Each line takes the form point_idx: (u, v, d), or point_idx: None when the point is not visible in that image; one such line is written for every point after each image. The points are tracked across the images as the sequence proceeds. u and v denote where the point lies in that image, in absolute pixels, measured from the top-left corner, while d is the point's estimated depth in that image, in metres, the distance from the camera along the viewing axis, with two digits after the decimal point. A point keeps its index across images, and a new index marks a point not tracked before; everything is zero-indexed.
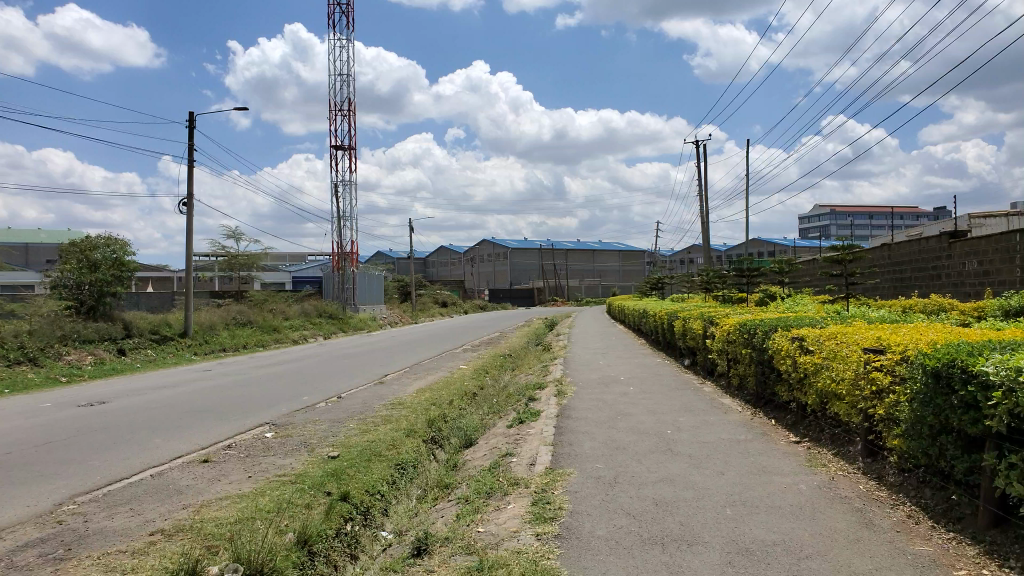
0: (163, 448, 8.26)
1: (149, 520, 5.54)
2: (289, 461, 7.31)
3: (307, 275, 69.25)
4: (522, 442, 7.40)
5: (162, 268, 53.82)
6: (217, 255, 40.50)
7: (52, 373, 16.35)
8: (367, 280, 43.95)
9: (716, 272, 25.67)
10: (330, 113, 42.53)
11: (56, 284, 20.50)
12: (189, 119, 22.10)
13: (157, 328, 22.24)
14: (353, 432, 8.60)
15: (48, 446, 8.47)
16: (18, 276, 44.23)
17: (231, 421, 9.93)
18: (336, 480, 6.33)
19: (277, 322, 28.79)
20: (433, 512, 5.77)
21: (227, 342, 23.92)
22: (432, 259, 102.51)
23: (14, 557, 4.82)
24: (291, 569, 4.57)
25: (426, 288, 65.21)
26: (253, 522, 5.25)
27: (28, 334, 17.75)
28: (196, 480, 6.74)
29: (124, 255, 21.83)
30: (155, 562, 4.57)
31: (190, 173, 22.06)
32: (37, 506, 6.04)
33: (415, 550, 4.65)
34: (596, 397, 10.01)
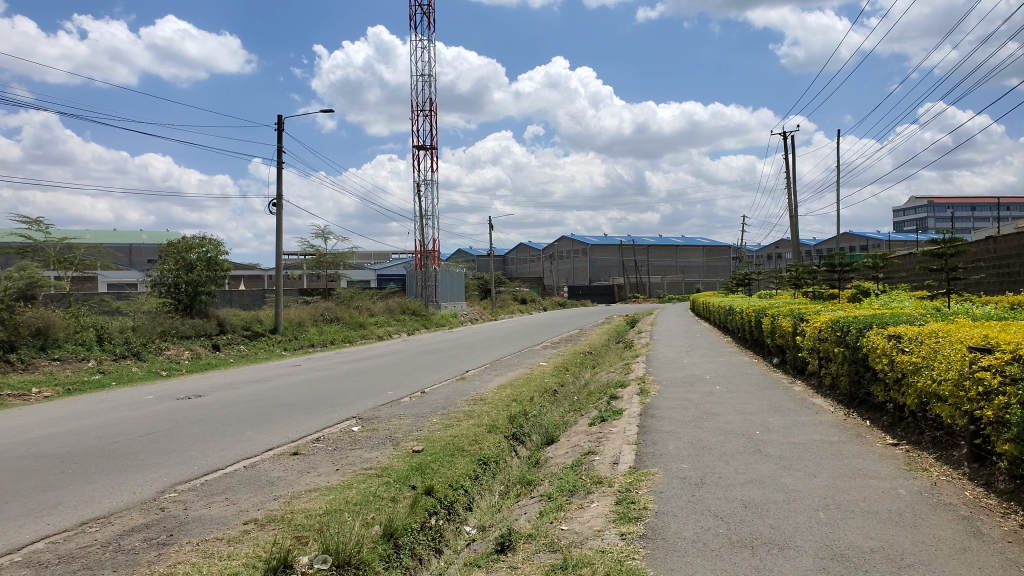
0: (255, 440, 8.56)
1: (243, 509, 5.75)
2: (375, 455, 7.46)
3: (391, 273, 70.70)
4: (605, 441, 7.33)
5: (254, 267, 56.01)
6: (306, 254, 41.80)
7: (154, 367, 17.21)
8: (449, 278, 44.54)
9: (805, 268, 24.81)
10: (413, 114, 43.20)
11: (156, 284, 21.75)
12: (279, 122, 22.86)
13: (249, 324, 23.16)
14: (437, 427, 8.70)
15: (150, 436, 8.90)
16: (123, 276, 46.89)
17: (319, 415, 10.18)
18: (420, 474, 6.42)
19: (362, 319, 29.52)
20: (516, 508, 5.78)
21: (316, 338, 24.67)
22: (512, 257, 102.96)
23: (122, 541, 5.08)
24: (378, 562, 4.65)
25: (506, 286, 65.54)
26: (341, 514, 5.37)
27: (132, 330, 18.77)
28: (286, 472, 6.96)
29: (219, 255, 22.79)
30: (249, 550, 4.73)
31: (281, 173, 22.81)
32: (141, 493, 6.36)
33: (499, 546, 4.66)
34: (681, 395, 9.84)
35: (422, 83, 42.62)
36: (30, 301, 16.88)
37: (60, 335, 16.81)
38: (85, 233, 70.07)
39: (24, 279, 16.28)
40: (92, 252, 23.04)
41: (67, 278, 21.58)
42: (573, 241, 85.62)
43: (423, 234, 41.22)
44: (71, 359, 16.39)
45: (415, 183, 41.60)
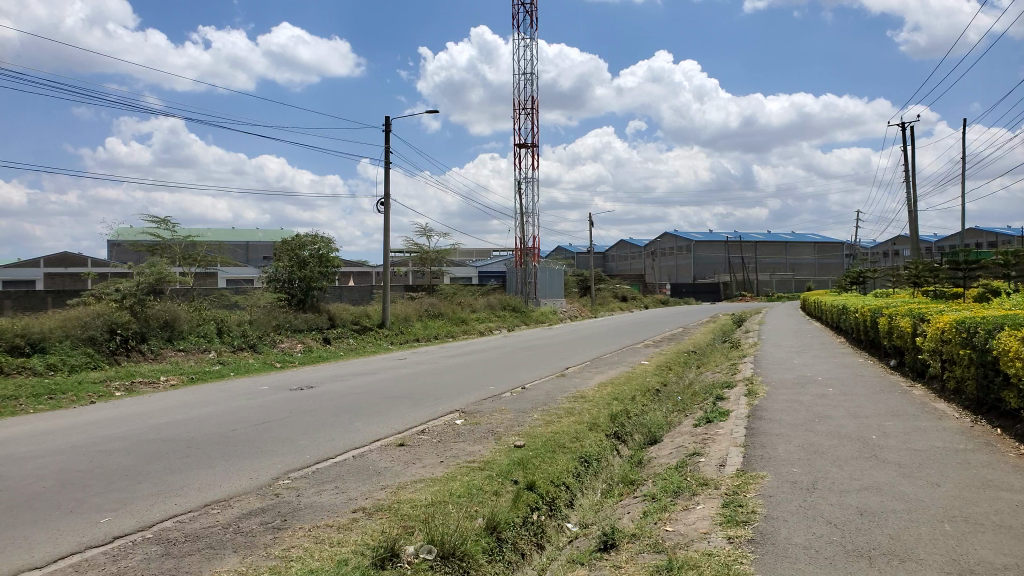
0: (364, 431, 8.86)
1: (352, 498, 5.96)
2: (478, 448, 7.58)
3: (492, 270, 71.60)
4: (711, 442, 7.15)
5: (362, 264, 57.92)
6: (410, 251, 42.89)
7: (269, 359, 18.07)
8: (549, 275, 44.70)
9: (926, 266, 23.48)
10: (515, 112, 43.51)
11: (272, 279, 22.82)
12: (386, 123, 23.56)
13: (358, 319, 23.97)
14: (538, 423, 8.74)
15: (266, 425, 9.36)
16: (240, 271, 49.41)
17: (422, 408, 10.42)
18: (522, 470, 6.46)
19: (465, 315, 30.02)
20: (619, 508, 5.72)
21: (420, 333, 25.29)
22: (613, 254, 102.07)
23: (241, 523, 5.37)
24: (481, 556, 4.71)
25: (607, 283, 65.09)
26: (445, 506, 5.48)
27: (250, 324, 19.80)
28: (393, 462, 7.17)
29: (330, 252, 23.65)
30: (358, 538, 4.90)
31: (388, 173, 23.45)
32: (258, 478, 6.70)
33: (602, 544, 4.63)
34: (791, 397, 9.50)
35: (525, 81, 42.90)
36: (160, 295, 17.96)
37: (185, 327, 17.91)
38: (208, 231, 74.40)
39: (154, 274, 17.18)
40: (214, 250, 24.41)
41: (191, 274, 22.97)
42: (676, 238, 84.19)
43: (524, 232, 41.51)
44: (194, 350, 17.44)
45: (517, 181, 41.91)
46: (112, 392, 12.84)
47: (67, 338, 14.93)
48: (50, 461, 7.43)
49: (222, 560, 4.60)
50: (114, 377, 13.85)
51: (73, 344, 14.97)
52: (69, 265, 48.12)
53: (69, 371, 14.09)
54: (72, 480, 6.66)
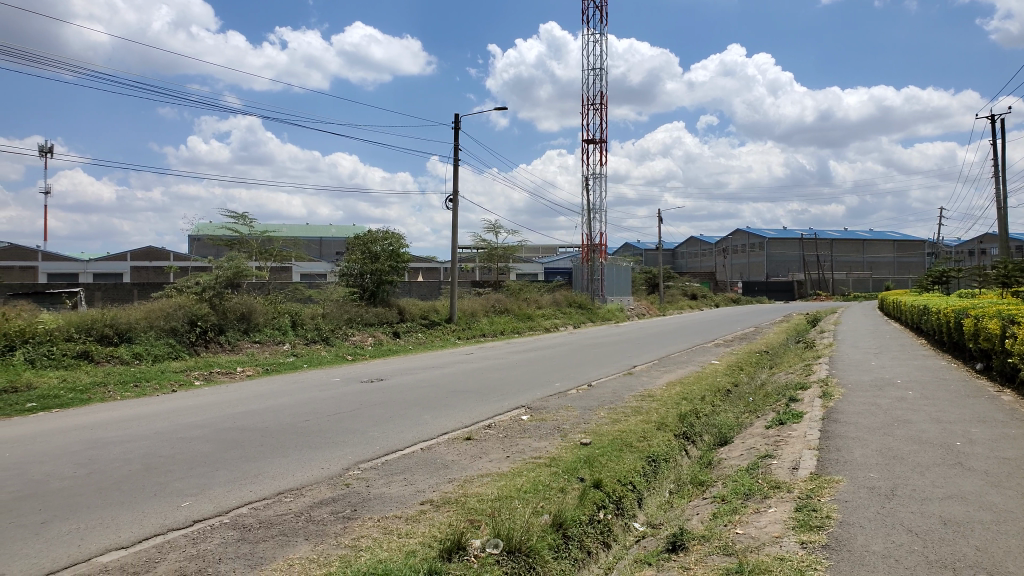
0: (431, 424, 8.97)
1: (420, 490, 6.04)
2: (544, 445, 7.58)
3: (559, 266, 71.58)
4: (784, 445, 6.96)
5: (430, 260, 58.72)
6: (478, 247, 43.25)
7: (341, 351, 18.49)
8: (617, 272, 44.37)
9: (1016, 265, 22.36)
10: (583, 107, 43.36)
11: (344, 273, 23.46)
12: (456, 120, 23.80)
13: (427, 313, 24.28)
14: (604, 421, 8.68)
15: (338, 416, 9.60)
16: (314, 266, 50.74)
17: (489, 403, 10.50)
18: (588, 467, 6.44)
19: (531, 311, 30.08)
20: (688, 508, 5.64)
21: (487, 328, 25.43)
22: (681, 251, 100.62)
23: (313, 512, 5.52)
24: (547, 552, 4.70)
25: (675, 280, 64.23)
26: (511, 501, 5.51)
27: (323, 317, 20.31)
28: (460, 456, 7.24)
29: (400, 247, 24.00)
30: (426, 530, 4.96)
31: (457, 169, 23.67)
32: (330, 468, 6.87)
33: (670, 545, 4.58)
34: (869, 400, 9.17)
35: (594, 77, 42.73)
36: (237, 289, 18.61)
37: (260, 320, 18.47)
38: (283, 227, 76.57)
39: (231, 268, 17.79)
40: (289, 245, 25.11)
41: (267, 267, 23.68)
42: (748, 235, 82.45)
43: (591, 228, 41.33)
44: (269, 342, 17.97)
45: (585, 177, 41.78)
46: (192, 381, 13.37)
47: (151, 329, 15.59)
48: (135, 446, 7.78)
49: (295, 548, 4.72)
50: (194, 368, 14.39)
51: (157, 334, 15.62)
52: (152, 258, 50.10)
53: (152, 361, 14.71)
54: (155, 465, 6.96)
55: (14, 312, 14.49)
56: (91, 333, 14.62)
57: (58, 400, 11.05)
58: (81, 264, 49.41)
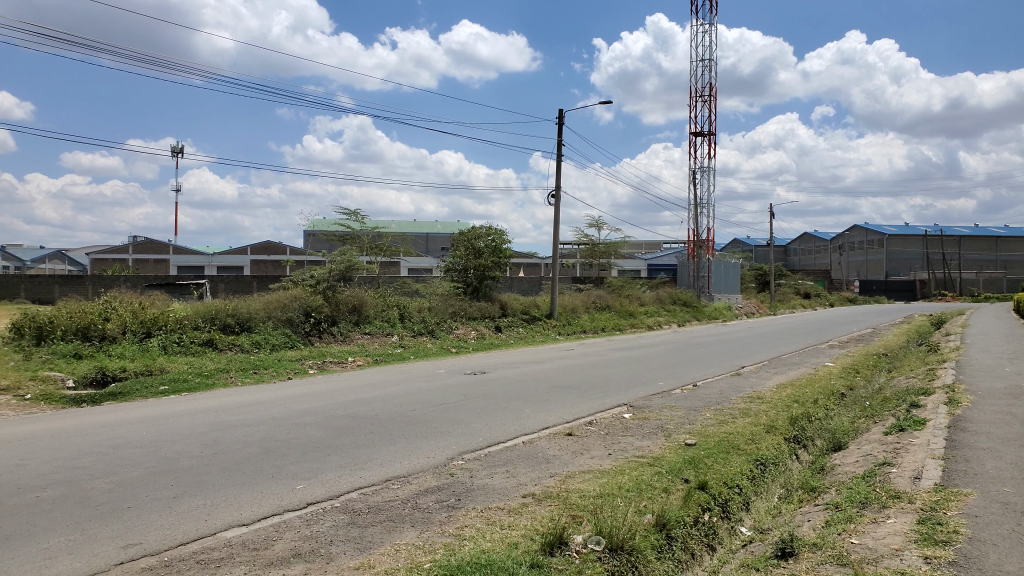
0: (533, 418, 9.03)
1: (522, 483, 6.09)
2: (647, 444, 7.48)
3: (663, 263, 70.43)
4: (905, 453, 6.58)
5: (533, 256, 59.08)
6: (580, 243, 43.13)
7: (445, 344, 18.86)
8: (725, 269, 43.24)
9: None
10: (691, 100, 42.36)
11: (449, 268, 23.94)
12: (561, 115, 23.80)
13: (528, 308, 24.43)
14: (710, 423, 8.48)
15: (443, 407, 9.81)
16: (420, 261, 51.98)
17: (590, 399, 10.45)
18: (693, 468, 6.31)
19: (633, 308, 29.75)
20: (798, 515, 5.43)
21: (588, 325, 25.32)
22: (794, 247, 96.88)
23: (419, 499, 5.66)
24: (651, 551, 4.63)
25: (787, 278, 61.91)
26: (614, 499, 5.47)
27: (428, 310, 20.80)
28: (562, 451, 7.24)
29: (503, 243, 24.27)
30: (528, 523, 5.00)
31: (560, 165, 23.68)
32: (434, 457, 7.03)
33: (779, 551, 4.43)
34: (1002, 409, 8.55)
35: (703, 68, 41.57)
36: (348, 282, 19.31)
37: (370, 312, 19.10)
38: (391, 224, 78.82)
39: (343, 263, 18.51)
40: (397, 240, 25.83)
41: (376, 262, 24.45)
42: (866, 231, 78.54)
43: (698, 224, 40.43)
44: (378, 334, 18.52)
45: (692, 171, 40.83)
46: (306, 370, 13.99)
47: (269, 320, 16.40)
48: (254, 430, 8.20)
49: (402, 533, 4.86)
50: (309, 357, 15.03)
51: (275, 325, 16.42)
52: (272, 251, 52.77)
53: (270, 349, 15.46)
54: (273, 448, 7.33)
55: (149, 301, 15.60)
56: (215, 322, 15.53)
57: (187, 384, 11.80)
58: (207, 258, 52.66)
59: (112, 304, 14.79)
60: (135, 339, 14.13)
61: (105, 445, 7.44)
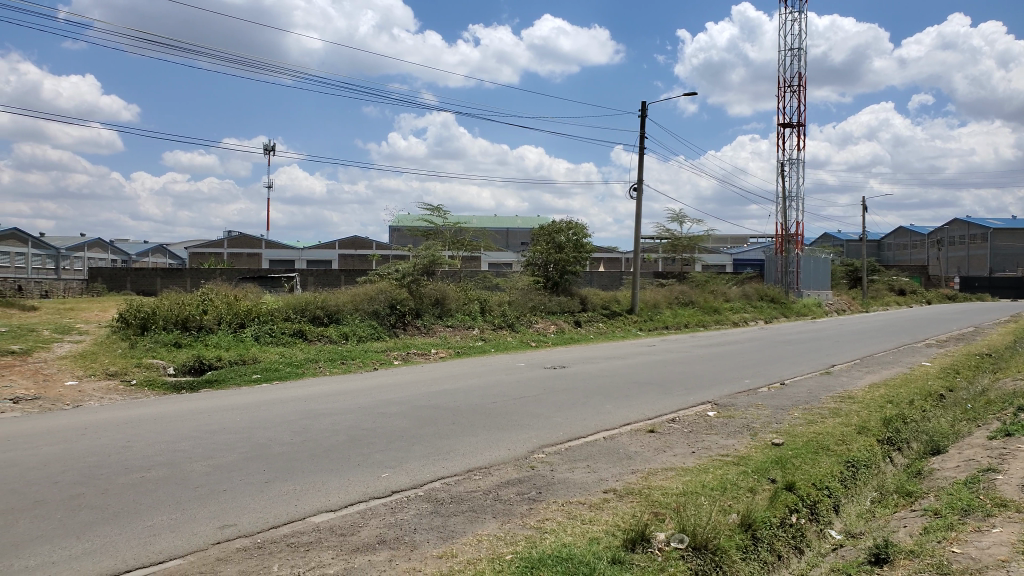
0: (615, 414, 8.96)
1: (603, 478, 6.06)
2: (732, 442, 7.32)
3: (749, 258, 68.76)
4: (1012, 459, 6.20)
5: (615, 251, 58.61)
6: (662, 238, 42.52)
7: (525, 338, 18.91)
8: (814, 264, 41.82)
9: None
10: (779, 90, 41.13)
11: (529, 263, 24.08)
12: (643, 108, 23.52)
13: (609, 303, 24.27)
14: (799, 422, 8.22)
15: (524, 400, 9.88)
16: (501, 256, 52.36)
17: (674, 396, 10.31)
18: (780, 469, 6.13)
19: (718, 304, 29.15)
20: (893, 520, 5.21)
21: (671, 321, 24.91)
22: (888, 241, 92.86)
23: (501, 491, 5.71)
24: (735, 552, 4.53)
25: (881, 273, 59.40)
26: (697, 497, 5.38)
27: (508, 304, 20.94)
28: (644, 447, 7.17)
29: (584, 237, 24.24)
30: (610, 518, 4.97)
31: (642, 158, 23.41)
32: (515, 450, 7.08)
33: (872, 557, 4.27)
34: None
35: (791, 56, 40.28)
36: (432, 276, 19.64)
37: (452, 306, 19.37)
38: (473, 219, 79.60)
39: (427, 257, 18.82)
40: (478, 235, 26.09)
41: (458, 257, 24.77)
42: (968, 225, 74.55)
43: (786, 217, 39.22)
44: (460, 326, 18.73)
45: (779, 163, 39.65)
46: (391, 361, 14.30)
47: (356, 312, 16.88)
48: (341, 418, 8.44)
49: (484, 524, 4.92)
50: (393, 348, 15.37)
51: (361, 317, 16.86)
52: (357, 246, 54.16)
53: (356, 340, 15.87)
54: (360, 436, 7.54)
55: (243, 294, 16.28)
56: (305, 314, 16.08)
57: (278, 373, 12.27)
58: (296, 252, 54.58)
59: (209, 297, 15.51)
60: (230, 329, 14.75)
61: (203, 430, 7.81)
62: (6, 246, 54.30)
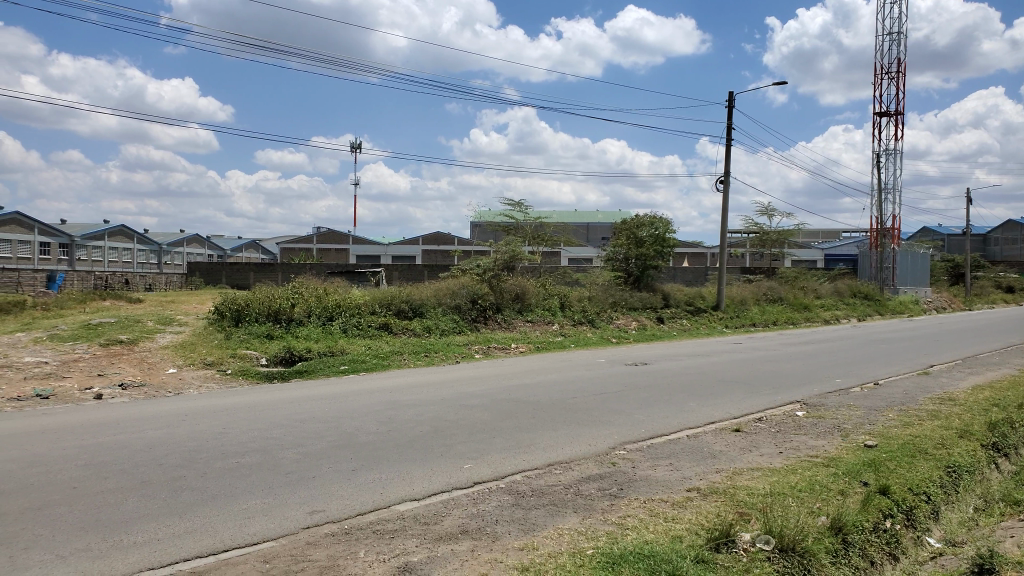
0: (698, 412, 8.79)
1: (686, 476, 5.97)
2: (822, 443, 7.08)
3: (841, 253, 66.21)
4: None
5: (699, 246, 57.48)
6: (749, 232, 41.45)
7: (606, 334, 18.77)
8: (912, 260, 39.95)
9: None
10: (876, 77, 39.45)
11: (611, 258, 23.94)
12: (730, 98, 22.96)
13: (693, 300, 23.86)
14: (893, 424, 7.87)
15: (605, 396, 9.82)
16: (583, 252, 52.16)
17: (760, 395, 10.05)
18: (873, 472, 5.88)
19: (808, 301, 28.22)
20: (998, 530, 4.92)
21: (758, 318, 24.25)
22: (995, 236, 87.68)
23: (582, 486, 5.70)
24: (825, 555, 4.39)
25: (986, 269, 56.14)
26: (785, 499, 5.22)
27: (589, 300, 20.88)
28: (729, 447, 7.02)
29: (667, 232, 23.76)
30: (693, 517, 4.89)
31: (729, 150, 22.87)
32: (596, 446, 7.04)
33: (975, 568, 4.06)
34: None
35: (889, 42, 38.57)
36: (513, 271, 19.76)
37: (533, 301, 19.43)
38: (555, 214, 79.54)
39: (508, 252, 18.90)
40: (559, 229, 26.07)
41: (539, 253, 24.83)
42: None
43: (882, 210, 37.62)
44: (540, 321, 18.77)
45: (875, 154, 38.06)
46: (472, 355, 14.46)
47: (438, 306, 17.16)
48: (424, 410, 8.60)
49: (565, 518, 4.92)
50: (475, 342, 15.54)
51: (443, 310, 17.14)
52: (441, 241, 54.95)
53: (439, 333, 16.12)
54: (442, 428, 7.66)
55: (332, 288, 16.80)
56: (390, 308, 16.47)
57: (364, 364, 12.61)
58: (382, 248, 55.84)
59: (300, 290, 16.07)
60: (319, 321, 15.24)
61: (294, 418, 8.10)
62: (114, 243, 57.77)
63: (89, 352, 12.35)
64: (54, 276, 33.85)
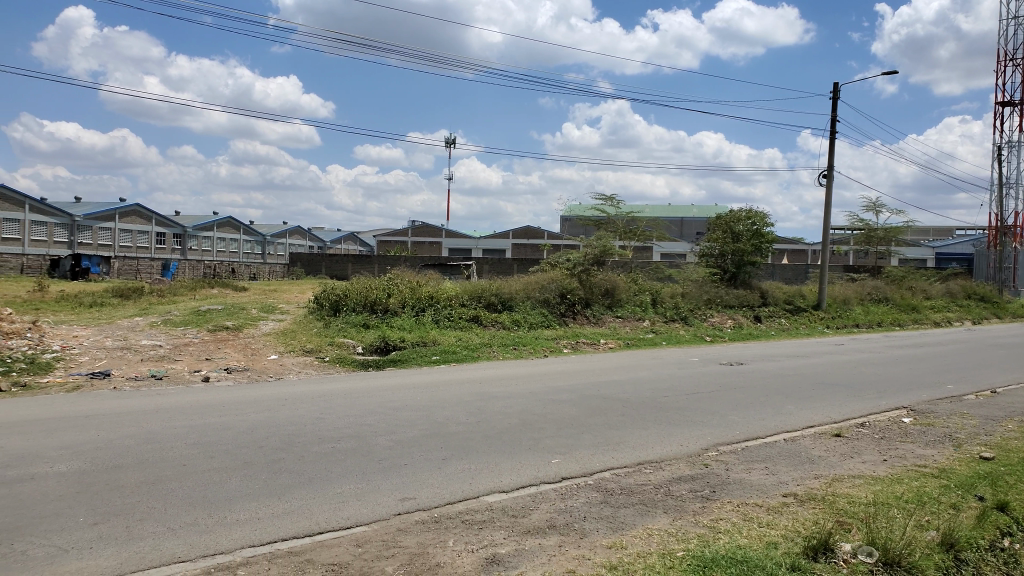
0: (796, 415, 8.48)
1: (783, 481, 5.76)
2: (931, 453, 6.69)
3: (955, 252, 62.49)
4: None
5: (800, 243, 55.45)
6: (853, 229, 39.68)
7: (699, 332, 18.36)
8: None
9: None
10: (998, 65, 36.97)
11: (705, 254, 23.41)
12: (835, 89, 22.02)
13: (792, 298, 23.06)
14: (1012, 436, 7.35)
15: (697, 395, 9.60)
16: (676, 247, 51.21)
17: (863, 399, 9.60)
18: (989, 485, 5.51)
19: (916, 302, 26.77)
20: None
21: (862, 318, 23.19)
22: None
23: (672, 487, 5.57)
24: (933, 571, 4.14)
25: None
26: (890, 509, 4.96)
27: (682, 297, 20.50)
28: (829, 452, 6.73)
29: (764, 227, 23.08)
30: (789, 523, 4.71)
31: (834, 143, 21.94)
32: (688, 446, 6.88)
33: None
34: None
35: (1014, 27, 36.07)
36: (604, 266, 19.60)
37: (624, 296, 19.22)
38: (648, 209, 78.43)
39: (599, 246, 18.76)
40: (652, 224, 25.68)
41: (631, 247, 24.51)
42: None
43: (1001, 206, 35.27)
44: (631, 317, 18.54)
45: (995, 147, 35.71)
46: (562, 349, 14.43)
47: (528, 300, 17.22)
48: (513, 403, 8.63)
49: (655, 518, 4.83)
50: (564, 337, 15.50)
51: (533, 304, 17.18)
52: (532, 236, 55.08)
53: (528, 327, 16.17)
54: (531, 421, 7.67)
55: (425, 280, 17.11)
56: (481, 301, 16.65)
57: (455, 355, 12.78)
58: (475, 242, 56.51)
59: (395, 282, 16.43)
60: (412, 312, 15.53)
61: (388, 406, 8.29)
62: (222, 234, 60.78)
63: (198, 336, 13.00)
64: (168, 265, 35.87)
